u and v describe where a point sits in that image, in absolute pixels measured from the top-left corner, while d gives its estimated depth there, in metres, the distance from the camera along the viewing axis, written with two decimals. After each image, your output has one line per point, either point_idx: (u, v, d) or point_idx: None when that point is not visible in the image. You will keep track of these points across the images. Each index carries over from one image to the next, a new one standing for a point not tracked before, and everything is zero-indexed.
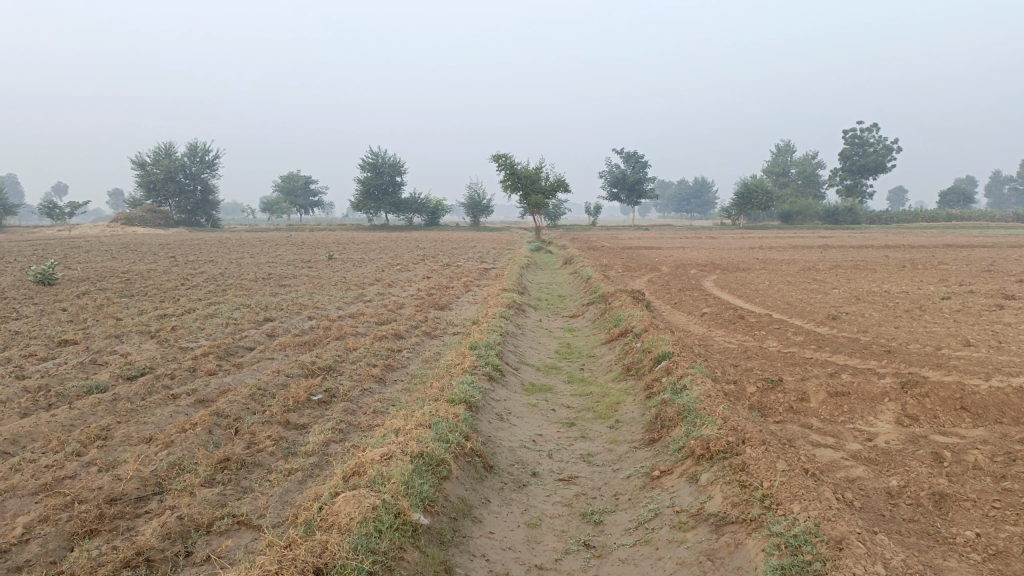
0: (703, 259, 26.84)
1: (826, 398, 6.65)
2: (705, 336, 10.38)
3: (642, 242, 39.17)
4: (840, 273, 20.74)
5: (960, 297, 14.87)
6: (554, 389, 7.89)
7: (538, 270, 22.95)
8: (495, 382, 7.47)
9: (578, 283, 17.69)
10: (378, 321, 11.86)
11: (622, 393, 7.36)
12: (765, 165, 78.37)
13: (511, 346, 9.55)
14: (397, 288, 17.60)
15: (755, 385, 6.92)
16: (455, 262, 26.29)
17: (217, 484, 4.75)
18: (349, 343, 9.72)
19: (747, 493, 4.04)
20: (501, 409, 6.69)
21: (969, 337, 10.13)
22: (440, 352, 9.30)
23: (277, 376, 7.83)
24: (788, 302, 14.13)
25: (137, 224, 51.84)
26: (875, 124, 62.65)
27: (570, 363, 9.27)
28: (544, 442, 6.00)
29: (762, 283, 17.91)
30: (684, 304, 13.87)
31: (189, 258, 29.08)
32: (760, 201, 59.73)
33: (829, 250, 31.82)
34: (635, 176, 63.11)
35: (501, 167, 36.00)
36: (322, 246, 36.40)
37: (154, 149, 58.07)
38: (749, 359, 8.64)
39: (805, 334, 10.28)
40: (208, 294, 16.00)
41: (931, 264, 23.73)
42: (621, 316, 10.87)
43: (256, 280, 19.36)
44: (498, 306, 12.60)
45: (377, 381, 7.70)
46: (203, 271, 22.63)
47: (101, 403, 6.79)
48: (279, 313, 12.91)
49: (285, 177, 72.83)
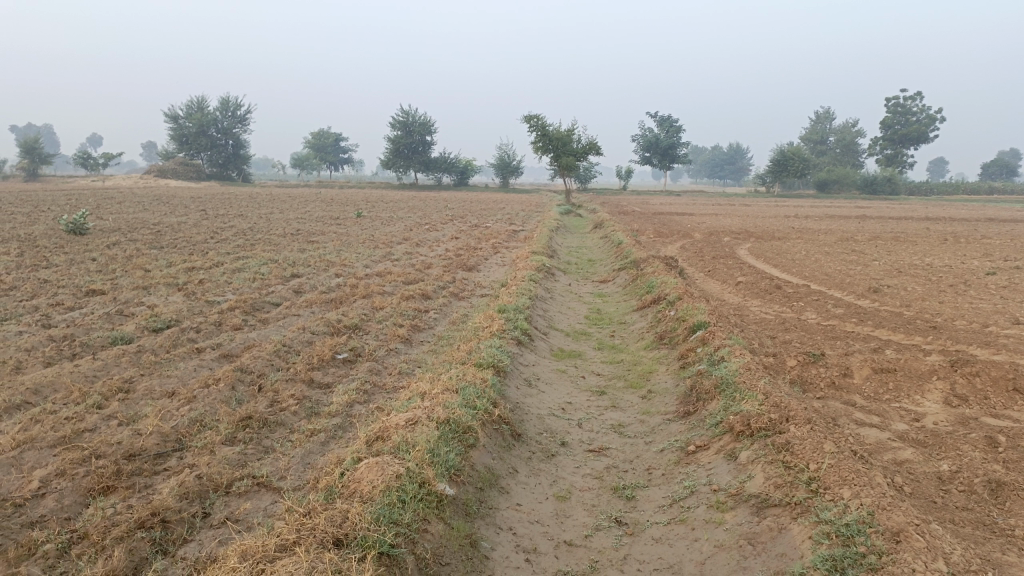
0: (736, 227, 26.30)
1: (870, 375, 6.35)
2: (740, 305, 10.07)
3: (674, 208, 38.50)
4: (880, 244, 20.11)
5: (1007, 273, 14.31)
6: (583, 356, 7.68)
7: (568, 233, 22.62)
8: (524, 346, 7.27)
9: (609, 248, 17.37)
10: (405, 280, 11.69)
11: (654, 362, 7.12)
12: (803, 132, 76.51)
13: (540, 310, 9.33)
14: (425, 248, 17.43)
15: (795, 359, 6.63)
16: (484, 223, 26.04)
17: (238, 443, 4.62)
18: (377, 302, 9.57)
19: (791, 474, 3.81)
20: (529, 375, 6.49)
21: (1018, 315, 9.70)
22: (467, 314, 9.11)
23: (302, 333, 7.70)
24: (826, 273, 13.70)
25: (169, 177, 52.20)
26: (920, 93, 60.68)
27: (600, 329, 9.03)
28: (574, 411, 5.79)
29: (798, 253, 17.44)
30: (718, 272, 13.51)
31: (219, 212, 29.18)
32: (797, 169, 58.42)
33: (867, 221, 30.98)
34: (668, 141, 61.98)
35: (533, 128, 35.45)
36: (351, 203, 36.34)
37: (187, 103, 58.21)
38: (787, 331, 8.33)
39: (846, 307, 9.92)
40: (237, 248, 15.97)
41: (974, 238, 22.96)
42: (654, 282, 10.58)
43: (285, 235, 19.31)
44: (527, 268, 12.36)
45: (404, 341, 7.54)
46: (233, 225, 22.66)
47: (125, 355, 6.71)
48: (307, 269, 12.81)
49: (316, 134, 72.70)
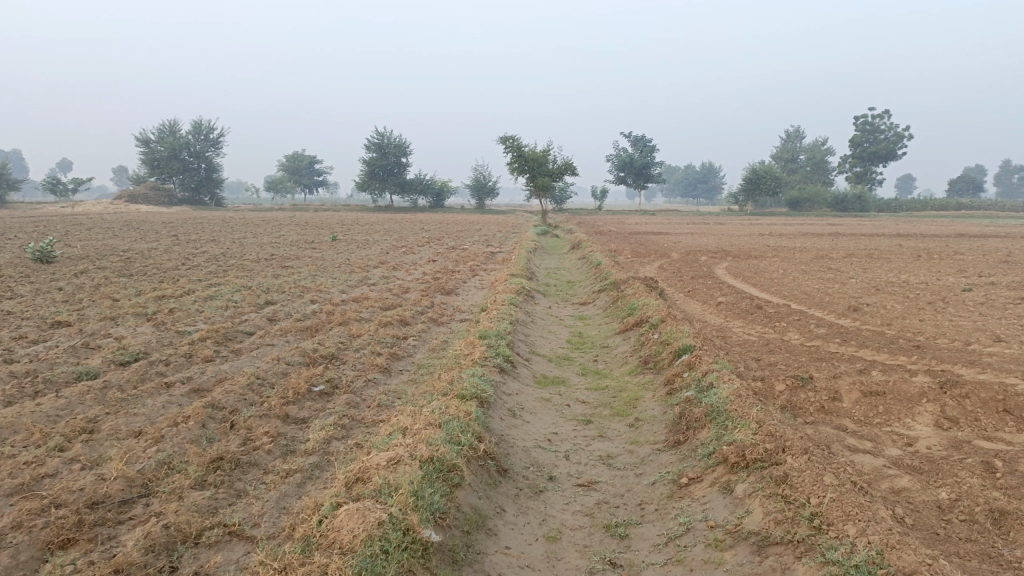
0: (713, 246, 26.37)
1: (859, 398, 6.24)
2: (723, 327, 9.97)
3: (650, 227, 38.61)
4: (856, 262, 20.22)
5: (982, 289, 14.39)
6: (567, 382, 7.51)
7: (545, 255, 22.50)
8: (506, 374, 7.08)
9: (588, 269, 17.26)
10: (382, 306, 11.46)
11: (640, 388, 6.96)
12: (774, 151, 77.54)
13: (521, 335, 9.15)
14: (402, 271, 17.20)
15: (783, 382, 6.51)
16: (461, 245, 25.86)
17: (209, 487, 4.38)
18: (353, 329, 9.34)
19: (792, 509, 3.65)
20: (513, 405, 6.30)
21: (999, 332, 9.69)
22: (447, 341, 8.91)
23: (277, 364, 7.45)
24: (805, 292, 13.68)
25: (141, 202, 51.47)
26: (887, 111, 61.81)
27: (583, 353, 8.87)
28: (560, 442, 5.60)
29: (776, 271, 17.46)
30: (698, 293, 13.44)
31: (191, 237, 28.72)
32: (769, 187, 59.04)
33: (840, 238, 31.26)
34: (642, 161, 62.43)
35: (509, 149, 35.46)
36: (327, 227, 36.01)
37: (158, 127, 57.61)
38: (772, 353, 8.23)
39: (828, 326, 9.85)
40: (210, 275, 15.64)
41: (947, 254, 23.20)
42: (635, 304, 10.46)
43: (258, 261, 18.99)
44: (506, 292, 12.20)
45: (382, 371, 7.32)
46: (205, 251, 22.25)
47: (90, 392, 6.42)
48: (281, 296, 12.53)
49: (290, 156, 72.29)
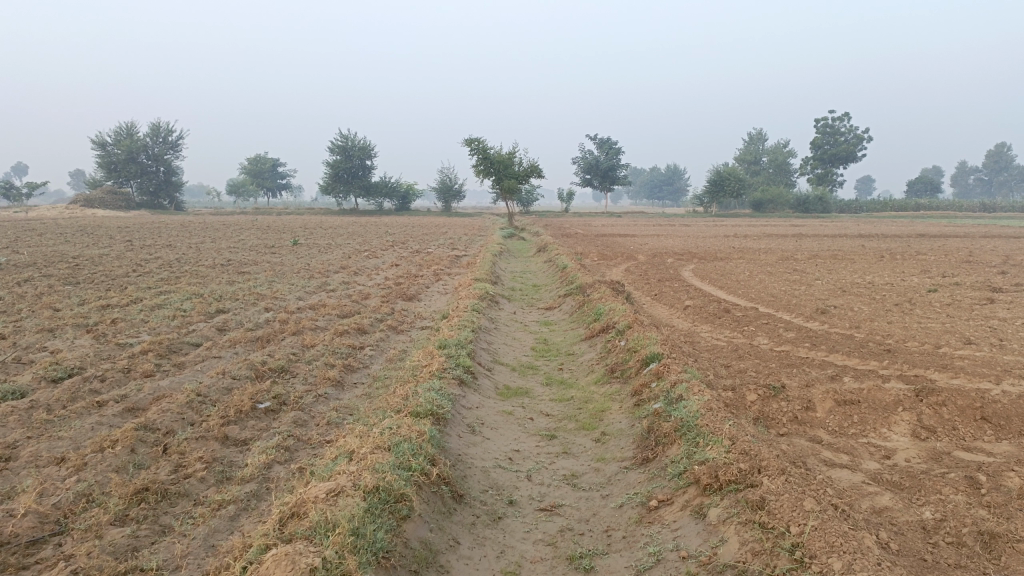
0: (678, 247, 26.32)
1: (833, 407, 5.99)
2: (690, 332, 9.72)
3: (617, 229, 38.52)
4: (821, 263, 20.21)
5: (947, 290, 14.38)
6: (531, 393, 7.16)
7: (511, 258, 22.15)
8: (466, 387, 6.72)
9: (554, 272, 16.95)
10: (340, 313, 11.01)
11: (607, 400, 6.63)
12: (737, 153, 78.19)
13: (483, 343, 8.79)
14: (363, 276, 16.72)
15: (755, 392, 6.22)
16: (426, 248, 25.42)
17: (130, 523, 3.94)
18: (307, 339, 8.89)
19: (770, 540, 3.34)
20: (473, 420, 5.93)
21: (968, 334, 9.57)
22: (406, 351, 8.50)
23: (221, 379, 6.99)
24: (772, 294, 13.52)
25: (97, 206, 50.05)
26: (847, 114, 62.72)
27: (548, 362, 8.53)
28: (521, 460, 5.25)
29: (743, 273, 17.35)
30: (665, 296, 13.21)
31: (146, 242, 27.83)
32: (733, 188, 59.44)
33: (804, 240, 31.42)
34: (608, 163, 62.48)
35: (474, 151, 35.07)
36: (289, 231, 35.27)
37: (115, 129, 56.08)
38: (741, 359, 7.98)
39: (796, 330, 9.65)
40: (161, 282, 14.99)
41: (909, 254, 23.36)
42: (602, 309, 10.15)
43: (214, 266, 18.34)
44: (470, 297, 11.81)
45: (335, 385, 6.89)
46: (158, 257, 21.47)
47: (13, 413, 5.90)
48: (235, 303, 12.01)
49: (252, 159, 71.08)
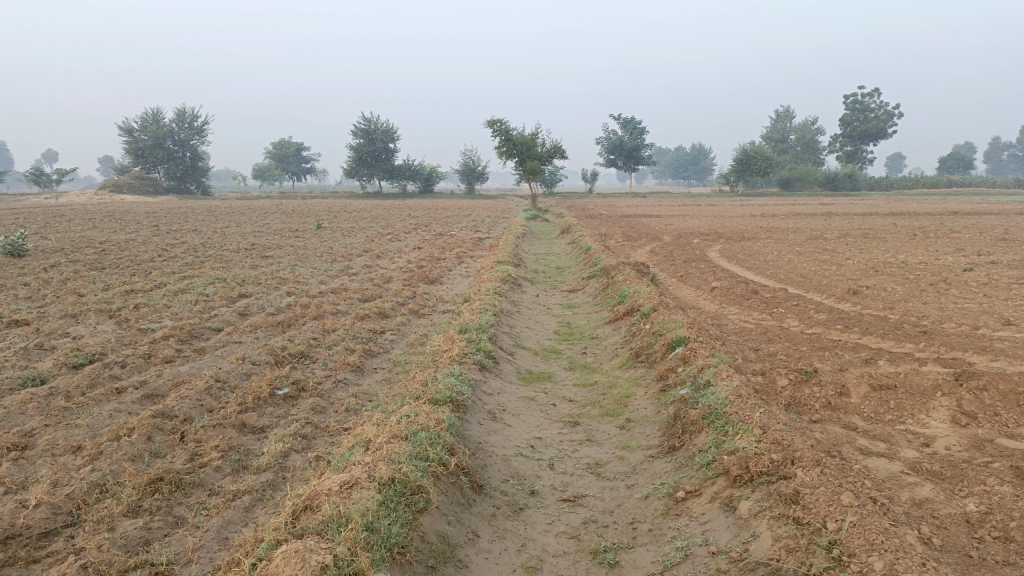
0: (704, 227, 25.94)
1: (868, 392, 5.76)
2: (718, 314, 9.49)
3: (641, 210, 38.07)
4: (851, 242, 19.76)
5: (983, 268, 13.95)
6: (554, 378, 7.00)
7: (534, 240, 21.96)
8: (487, 372, 6.58)
9: (577, 254, 16.74)
10: (361, 297, 10.92)
11: (632, 385, 6.45)
12: (764, 131, 76.94)
13: (505, 327, 8.65)
14: (385, 260, 16.63)
15: (786, 376, 6.01)
16: (448, 231, 25.29)
17: (144, 515, 3.86)
18: (328, 324, 8.80)
19: (805, 537, 3.17)
20: (494, 407, 5.80)
21: (1007, 314, 9.24)
22: (427, 335, 8.38)
23: (241, 365, 6.91)
24: (801, 275, 13.20)
25: (125, 192, 50.54)
26: (877, 89, 61.34)
27: (571, 345, 8.36)
28: (544, 448, 5.10)
29: (770, 253, 17.01)
30: (691, 278, 12.96)
31: (172, 227, 28.00)
32: (760, 167, 58.52)
33: (833, 218, 30.81)
34: (632, 143, 61.79)
35: (496, 133, 34.79)
36: (313, 215, 35.31)
37: (141, 115, 56.46)
38: (771, 342, 7.75)
39: (828, 312, 9.38)
40: (184, 267, 15.01)
41: (943, 232, 22.79)
42: (626, 291, 9.95)
43: (238, 251, 18.36)
44: (492, 280, 11.67)
45: (354, 370, 6.79)
46: (183, 242, 21.55)
47: (32, 400, 5.87)
48: (257, 288, 11.98)
49: (277, 144, 71.33)
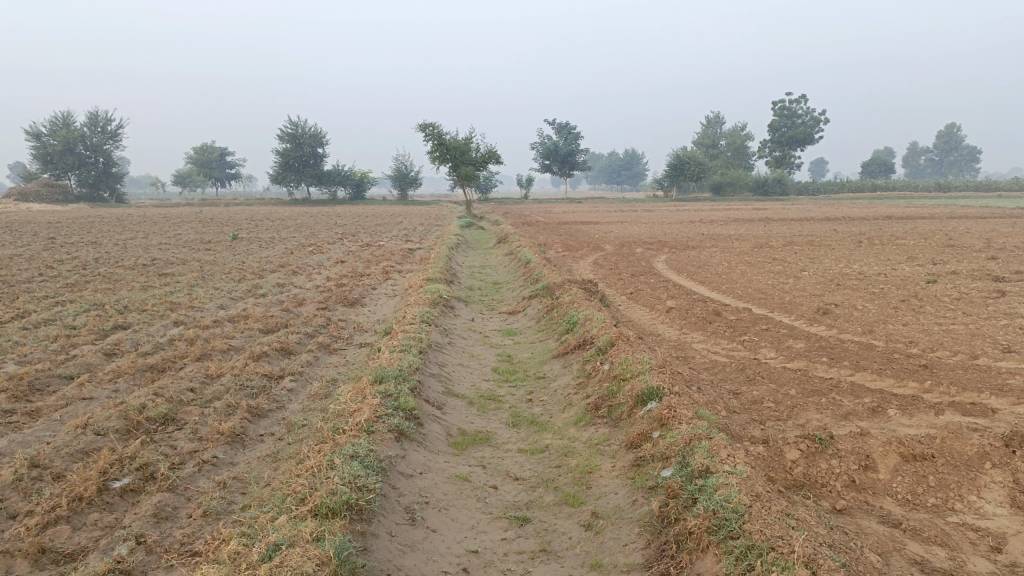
0: (645, 235, 24.94)
1: (899, 465, 4.45)
2: (681, 344, 8.17)
3: (579, 216, 36.93)
4: (799, 251, 18.87)
5: (948, 280, 13.07)
6: (493, 442, 5.50)
7: (469, 251, 20.47)
8: (406, 442, 5.04)
9: (516, 267, 15.32)
10: (263, 327, 9.23)
11: (593, 455, 5.00)
12: (696, 137, 77.35)
13: (433, 367, 7.12)
14: (302, 277, 14.88)
15: (794, 444, 4.64)
16: (377, 241, 23.56)
17: None
18: (212, 367, 7.10)
19: None
20: (413, 500, 4.26)
21: (1001, 339, 8.18)
22: (334, 382, 6.78)
23: (77, 438, 5.21)
24: (760, 290, 12.05)
25: (32, 200, 46.75)
26: (804, 95, 62.23)
27: (513, 389, 6.88)
28: (481, 572, 3.59)
29: (720, 264, 15.97)
30: (642, 296, 11.70)
31: (71, 240, 25.38)
32: (693, 172, 58.46)
33: (772, 224, 30.30)
34: (568, 148, 61.00)
35: (428, 137, 33.16)
36: (232, 223, 33.00)
37: (49, 119, 52.60)
38: (752, 384, 6.44)
39: (805, 340, 8.15)
40: (63, 291, 12.94)
41: (887, 239, 22.25)
42: (576, 318, 8.54)
43: (134, 268, 16.29)
44: (419, 302, 10.13)
45: (230, 442, 5.15)
46: (76, 257, 19.24)
47: None
48: (140, 316, 10.11)
49: (199, 148, 67.80)
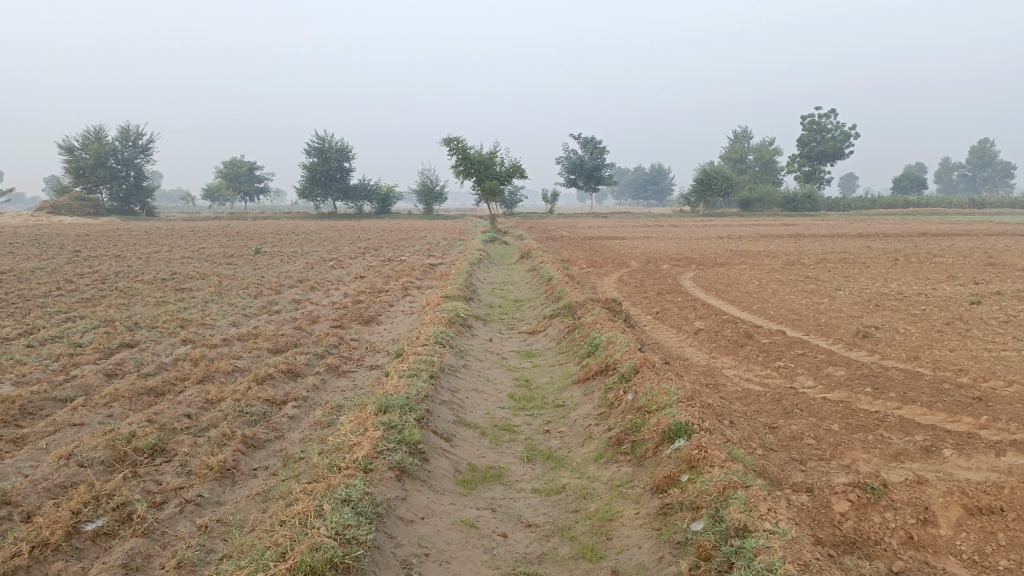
0: (672, 251, 24.39)
1: (962, 519, 3.89)
2: (710, 369, 7.66)
3: (604, 231, 36.44)
4: (833, 269, 18.21)
5: (993, 302, 12.38)
6: (505, 479, 5.04)
7: (491, 266, 20.07)
8: (409, 481, 4.59)
9: (538, 285, 14.88)
10: (272, 346, 8.86)
11: (615, 500, 4.52)
12: (724, 152, 76.51)
13: (445, 393, 6.69)
14: (320, 293, 14.57)
15: (842, 494, 4.13)
16: (398, 256, 23.28)
17: None
18: (212, 391, 6.72)
19: None
20: (410, 552, 3.80)
21: None
22: (339, 409, 6.37)
23: (58, 470, 4.83)
24: (793, 311, 11.49)
25: (64, 213, 47.30)
26: (834, 109, 61.40)
27: (530, 418, 6.42)
28: None
29: (750, 282, 15.40)
30: (669, 316, 11.20)
31: (95, 252, 25.40)
32: (720, 187, 57.68)
33: (803, 240, 29.55)
34: (593, 163, 60.59)
35: (453, 151, 32.95)
36: (257, 237, 32.98)
37: (82, 133, 53.32)
38: (790, 416, 5.92)
39: (845, 367, 7.59)
40: (77, 306, 12.72)
41: (923, 256, 21.48)
42: (598, 341, 8.06)
43: (152, 283, 16.09)
44: (435, 321, 9.73)
45: (220, 478, 4.76)
46: (98, 270, 19.14)
47: None
48: (148, 334, 9.81)
49: (228, 163, 68.37)
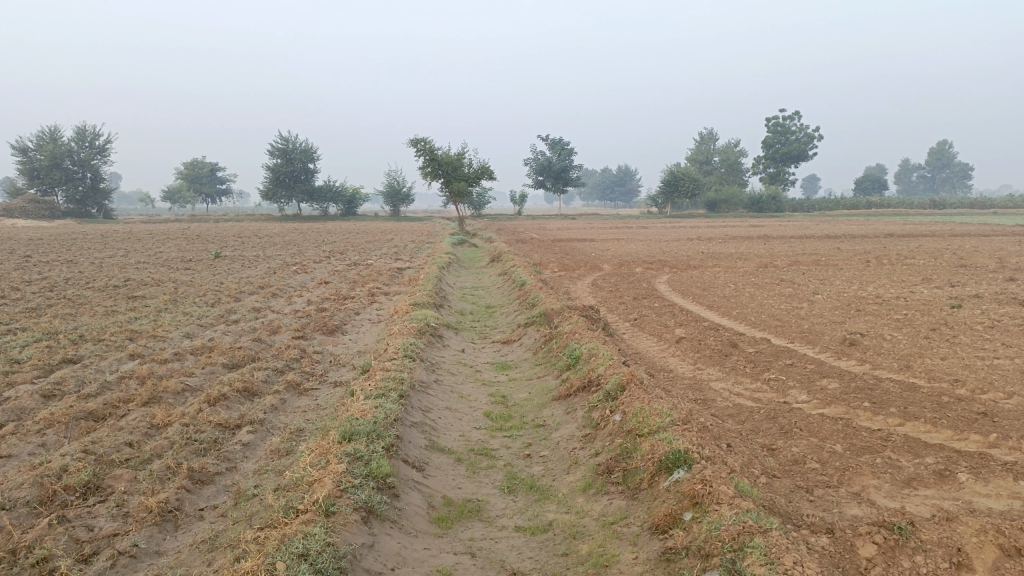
0: (643, 253, 24.06)
1: (1000, 561, 3.46)
2: (697, 383, 7.23)
3: (573, 233, 36.04)
4: (808, 271, 17.95)
5: (973, 305, 12.15)
6: (486, 516, 4.53)
7: (461, 270, 19.52)
8: (376, 524, 4.05)
9: (510, 290, 14.38)
10: (228, 361, 8.24)
11: (610, 541, 4.03)
12: (690, 153, 76.74)
13: (416, 413, 6.16)
14: (282, 300, 13.90)
15: (866, 536, 3.71)
16: (364, 260, 22.61)
17: None
18: (159, 415, 6.09)
19: None
20: None
21: None
22: (300, 435, 5.80)
23: None
24: (775, 317, 11.13)
25: (17, 216, 45.59)
26: (797, 112, 61.86)
27: (509, 440, 5.93)
28: None
29: (726, 286, 15.08)
30: (648, 323, 10.77)
31: (47, 257, 24.25)
32: (687, 188, 57.66)
33: (772, 242, 29.46)
34: (561, 164, 60.22)
35: (420, 152, 32.28)
36: (218, 240, 31.93)
37: (36, 134, 51.47)
38: (789, 437, 5.49)
39: (838, 379, 7.20)
40: (20, 316, 11.89)
41: (894, 258, 21.37)
42: (579, 352, 7.59)
43: (104, 290, 15.23)
44: (403, 331, 9.17)
45: (161, 523, 4.17)
46: (47, 277, 18.17)
47: None
48: (94, 348, 9.09)
49: (189, 163, 66.67)
